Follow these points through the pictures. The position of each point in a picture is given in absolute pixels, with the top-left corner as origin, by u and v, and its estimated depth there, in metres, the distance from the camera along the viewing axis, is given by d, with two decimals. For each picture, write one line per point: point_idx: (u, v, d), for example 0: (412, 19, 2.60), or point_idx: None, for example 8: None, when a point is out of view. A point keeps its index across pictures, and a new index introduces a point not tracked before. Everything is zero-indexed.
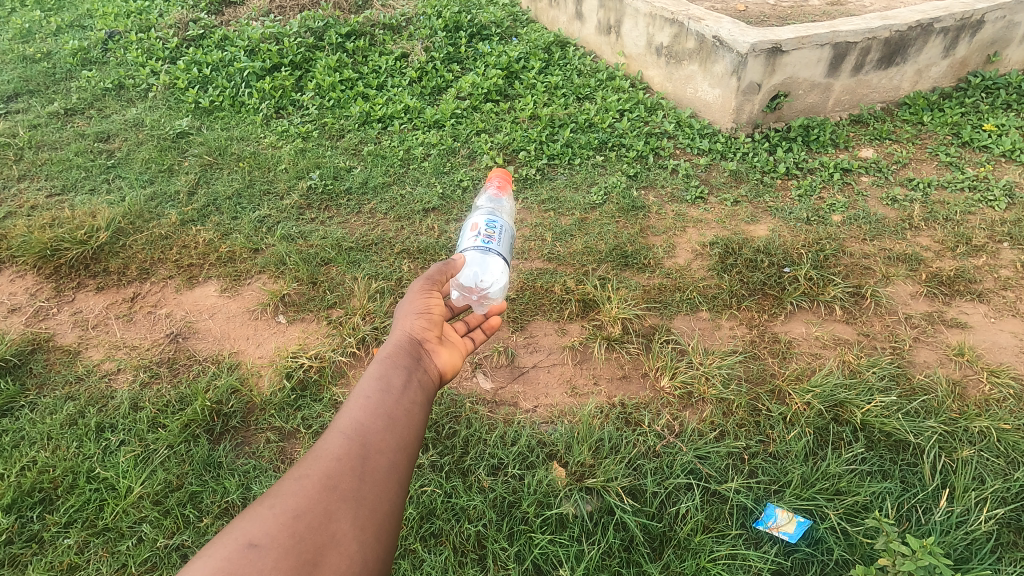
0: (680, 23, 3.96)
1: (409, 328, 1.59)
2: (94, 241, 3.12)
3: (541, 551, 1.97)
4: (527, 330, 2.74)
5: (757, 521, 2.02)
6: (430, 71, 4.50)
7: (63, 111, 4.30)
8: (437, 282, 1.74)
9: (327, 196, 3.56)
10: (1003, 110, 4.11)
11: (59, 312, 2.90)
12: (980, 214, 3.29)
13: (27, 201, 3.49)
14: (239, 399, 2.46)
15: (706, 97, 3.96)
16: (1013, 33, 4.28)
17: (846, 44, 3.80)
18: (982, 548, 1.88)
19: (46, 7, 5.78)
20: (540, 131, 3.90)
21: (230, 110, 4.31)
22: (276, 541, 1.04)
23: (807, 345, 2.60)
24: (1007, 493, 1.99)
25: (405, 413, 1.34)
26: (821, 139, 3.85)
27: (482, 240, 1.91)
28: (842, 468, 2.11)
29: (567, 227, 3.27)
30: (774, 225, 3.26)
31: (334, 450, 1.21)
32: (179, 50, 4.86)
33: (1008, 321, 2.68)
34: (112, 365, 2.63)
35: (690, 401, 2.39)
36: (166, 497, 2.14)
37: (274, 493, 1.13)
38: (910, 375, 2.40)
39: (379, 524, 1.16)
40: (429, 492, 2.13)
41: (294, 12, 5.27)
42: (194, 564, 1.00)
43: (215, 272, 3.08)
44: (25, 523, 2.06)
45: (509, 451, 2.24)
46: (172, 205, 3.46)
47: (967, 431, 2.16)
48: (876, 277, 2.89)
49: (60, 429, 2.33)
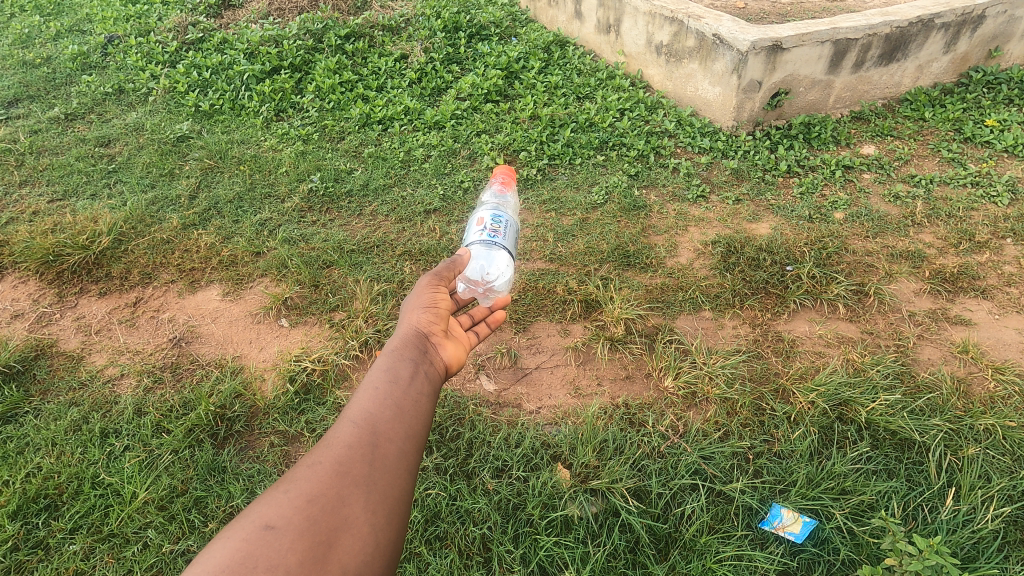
0: (679, 21, 3.94)
1: (416, 321, 1.58)
2: (95, 246, 3.12)
3: (547, 553, 1.97)
4: (529, 331, 2.74)
5: (763, 521, 2.02)
6: (430, 72, 4.52)
7: (63, 116, 4.30)
8: (444, 278, 1.74)
9: (328, 198, 3.56)
10: (1005, 105, 4.09)
11: (62, 318, 2.91)
12: (982, 210, 3.28)
13: (29, 206, 3.50)
14: (242, 403, 2.46)
15: (706, 95, 3.96)
16: (1014, 28, 4.26)
17: (847, 41, 3.79)
18: (989, 547, 1.88)
19: (45, 12, 5.79)
20: (541, 132, 3.89)
21: (230, 113, 4.30)
22: (291, 524, 1.04)
23: (810, 343, 2.59)
24: (1014, 491, 1.99)
25: (413, 404, 1.33)
26: (823, 137, 3.83)
27: (487, 234, 1.90)
28: (847, 467, 2.11)
29: (569, 228, 3.27)
30: (776, 224, 3.24)
31: (344, 437, 1.21)
32: (178, 54, 4.85)
33: (1012, 318, 2.66)
34: (115, 370, 2.63)
35: (694, 401, 2.38)
36: (171, 502, 2.14)
37: (288, 478, 1.13)
38: (914, 372, 2.40)
39: (390, 508, 1.16)
40: (434, 495, 2.13)
41: (293, 13, 5.26)
42: (212, 547, 1.02)
43: (217, 275, 3.08)
44: (30, 530, 2.06)
45: (514, 453, 2.23)
46: (174, 209, 3.47)
47: (973, 428, 2.15)
48: (879, 275, 2.88)
49: (64, 435, 2.33)
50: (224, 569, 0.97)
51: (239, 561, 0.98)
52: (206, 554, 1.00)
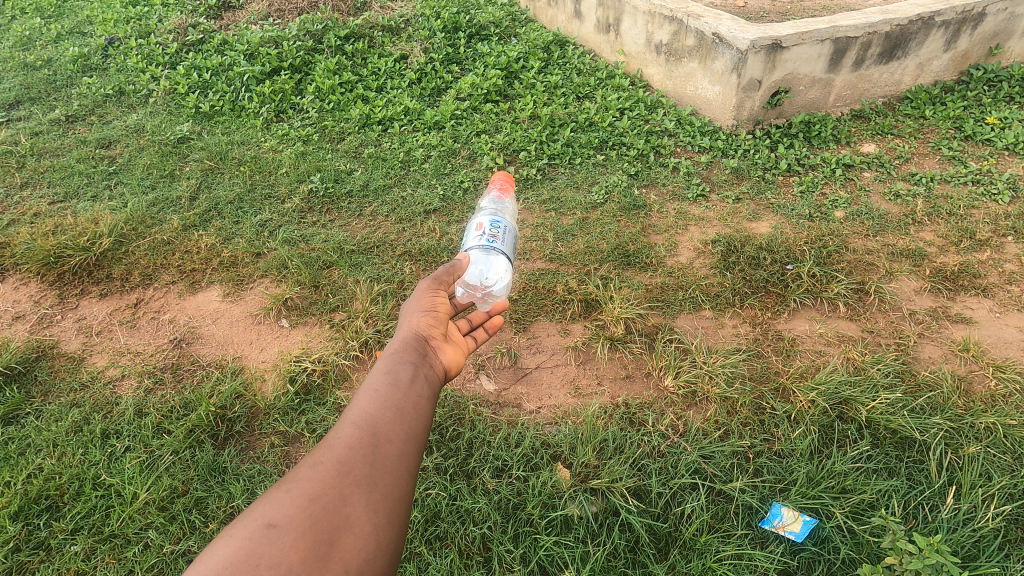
0: (679, 20, 3.94)
1: (415, 325, 1.58)
2: (96, 248, 3.13)
3: (547, 552, 1.97)
4: (529, 331, 2.74)
5: (764, 521, 2.02)
6: (430, 72, 4.51)
7: (65, 118, 4.31)
8: (444, 282, 1.74)
9: (328, 198, 3.57)
10: (1006, 102, 4.08)
11: (63, 319, 2.92)
12: (983, 208, 3.27)
13: (30, 209, 3.50)
14: (243, 404, 2.47)
15: (706, 94, 3.96)
16: (1015, 26, 4.24)
17: (846, 40, 3.79)
18: (990, 545, 1.87)
19: (46, 15, 5.79)
20: (540, 132, 3.89)
21: (230, 115, 4.30)
22: (293, 523, 1.05)
23: (811, 342, 2.59)
24: (1014, 489, 1.99)
25: (413, 406, 1.33)
26: (823, 135, 3.82)
27: (486, 239, 1.91)
28: (848, 466, 2.11)
29: (568, 227, 3.27)
30: (776, 223, 3.24)
31: (345, 438, 1.21)
32: (179, 56, 4.87)
33: (1013, 316, 2.65)
34: (116, 371, 2.64)
35: (694, 400, 2.38)
36: (171, 503, 2.14)
37: (290, 478, 1.13)
38: (915, 371, 2.40)
39: (391, 507, 1.16)
40: (434, 495, 2.13)
41: (293, 15, 5.27)
42: (214, 545, 1.02)
43: (218, 276, 3.09)
44: (32, 531, 2.06)
45: (514, 453, 2.24)
46: (174, 210, 3.47)
47: (974, 427, 2.15)
48: (880, 274, 2.88)
49: (65, 436, 2.34)
50: (225, 567, 0.97)
51: (241, 559, 0.98)
52: (208, 553, 1.00)
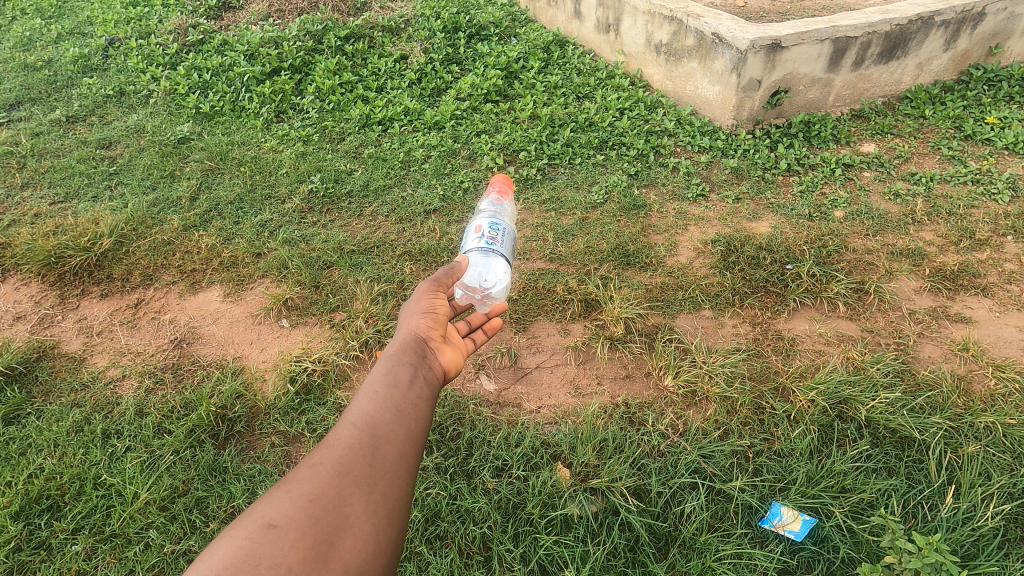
0: (679, 20, 3.94)
1: (415, 326, 1.58)
2: (97, 248, 3.13)
3: (547, 551, 1.97)
4: (529, 330, 2.74)
5: (763, 520, 2.02)
6: (430, 72, 4.52)
7: (65, 119, 4.32)
8: (443, 284, 1.75)
9: (329, 198, 3.57)
10: (1006, 102, 4.08)
11: (64, 319, 2.92)
12: (983, 207, 3.27)
13: (30, 209, 3.50)
14: (243, 404, 2.47)
15: (705, 93, 3.96)
16: (1014, 26, 4.24)
17: (846, 39, 3.79)
18: (990, 545, 1.87)
19: (46, 15, 5.80)
20: (540, 132, 3.89)
21: (230, 115, 4.31)
22: (293, 523, 1.05)
23: (811, 342, 2.59)
24: (1013, 488, 1.99)
25: (413, 407, 1.34)
26: (823, 135, 3.83)
27: (485, 241, 1.90)
28: (848, 465, 2.11)
29: (568, 227, 3.27)
30: (776, 222, 3.24)
31: (344, 439, 1.22)
32: (179, 57, 4.88)
33: (1013, 316, 2.66)
34: (117, 372, 2.64)
35: (694, 400, 2.38)
36: (172, 503, 2.15)
37: (290, 478, 1.14)
38: (915, 370, 2.40)
39: (390, 508, 1.16)
40: (434, 495, 2.13)
41: (293, 15, 5.27)
42: (214, 545, 1.02)
43: (218, 277, 3.09)
44: (33, 530, 2.07)
45: (514, 453, 2.24)
46: (175, 210, 3.48)
47: (973, 426, 2.16)
48: (879, 273, 2.88)
49: (66, 436, 2.34)
50: (225, 567, 0.97)
51: (242, 559, 0.99)
52: (208, 553, 1.00)
